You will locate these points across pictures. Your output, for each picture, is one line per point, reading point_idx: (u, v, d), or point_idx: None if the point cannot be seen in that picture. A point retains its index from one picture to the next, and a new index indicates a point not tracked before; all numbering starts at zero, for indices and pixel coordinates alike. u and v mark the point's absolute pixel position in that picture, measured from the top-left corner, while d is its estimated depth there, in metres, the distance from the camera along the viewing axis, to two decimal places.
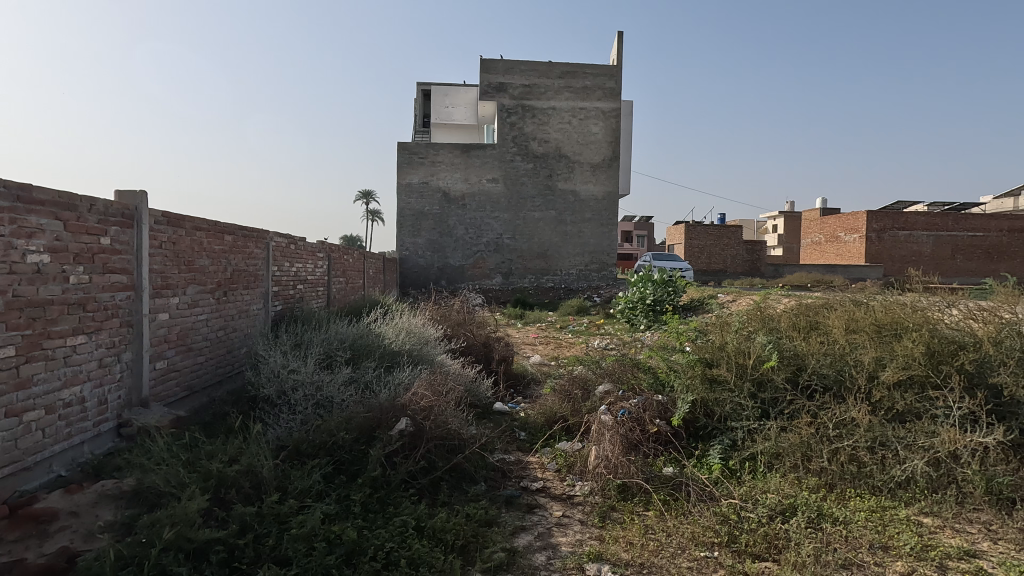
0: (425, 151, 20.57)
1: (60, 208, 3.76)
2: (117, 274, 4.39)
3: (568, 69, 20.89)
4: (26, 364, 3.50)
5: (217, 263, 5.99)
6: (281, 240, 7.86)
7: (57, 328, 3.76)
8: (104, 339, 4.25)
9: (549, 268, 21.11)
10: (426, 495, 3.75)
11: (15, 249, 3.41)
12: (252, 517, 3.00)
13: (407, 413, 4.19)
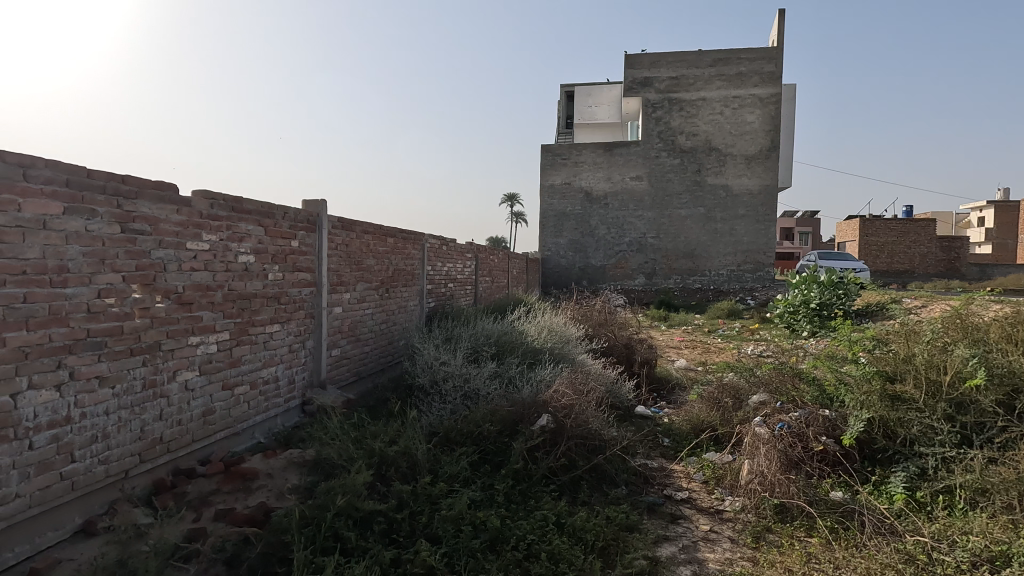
0: (568, 152, 20.80)
1: (262, 216, 4.45)
2: (303, 272, 5.07)
3: (721, 56, 19.57)
4: (237, 346, 4.22)
5: (381, 262, 6.65)
6: (435, 241, 8.49)
7: (259, 317, 4.47)
8: (293, 327, 4.95)
9: (697, 268, 19.99)
10: (566, 493, 3.77)
11: (230, 251, 4.13)
12: (408, 495, 3.27)
13: (548, 409, 4.25)
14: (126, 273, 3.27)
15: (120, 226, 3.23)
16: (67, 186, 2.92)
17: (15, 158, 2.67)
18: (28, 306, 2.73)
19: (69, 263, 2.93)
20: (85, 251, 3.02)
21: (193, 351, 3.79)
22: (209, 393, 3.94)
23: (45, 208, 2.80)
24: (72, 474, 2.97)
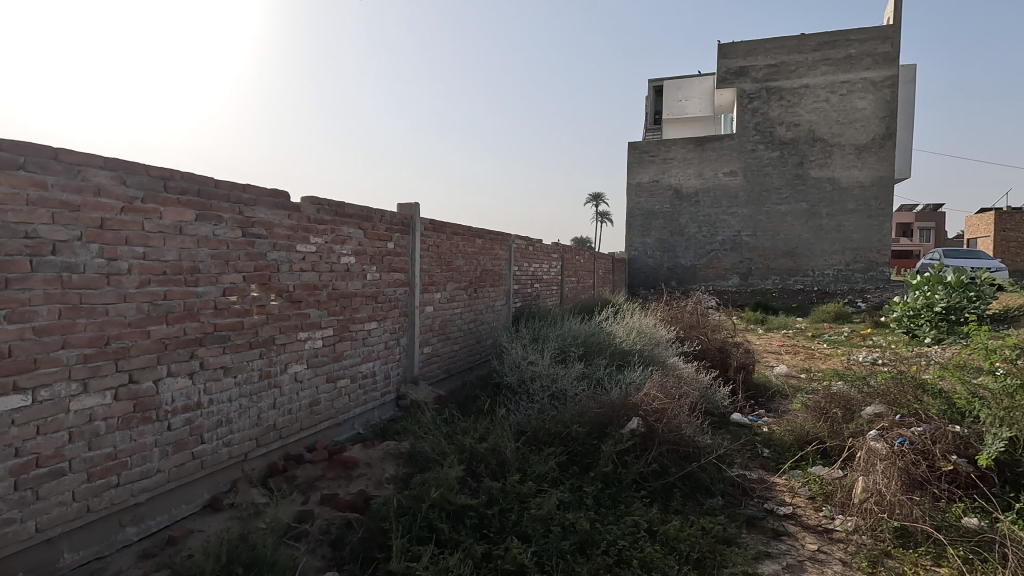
0: (656, 148, 20.14)
1: (362, 220, 4.72)
2: (398, 272, 5.31)
3: (827, 38, 18.13)
4: (339, 342, 4.50)
5: (470, 263, 6.81)
6: (521, 242, 8.57)
7: (359, 315, 4.74)
8: (389, 325, 5.19)
9: (798, 268, 18.67)
10: (658, 500, 3.65)
11: (333, 253, 4.41)
12: (498, 491, 3.32)
13: (639, 413, 4.14)
14: (246, 273, 3.59)
15: (241, 231, 3.55)
16: (198, 195, 3.25)
17: (158, 172, 3.01)
18: (168, 303, 3.08)
19: (199, 264, 3.27)
20: (212, 254, 3.35)
21: (301, 345, 4.09)
22: (315, 385, 4.24)
23: (181, 215, 3.14)
24: (201, 454, 3.30)
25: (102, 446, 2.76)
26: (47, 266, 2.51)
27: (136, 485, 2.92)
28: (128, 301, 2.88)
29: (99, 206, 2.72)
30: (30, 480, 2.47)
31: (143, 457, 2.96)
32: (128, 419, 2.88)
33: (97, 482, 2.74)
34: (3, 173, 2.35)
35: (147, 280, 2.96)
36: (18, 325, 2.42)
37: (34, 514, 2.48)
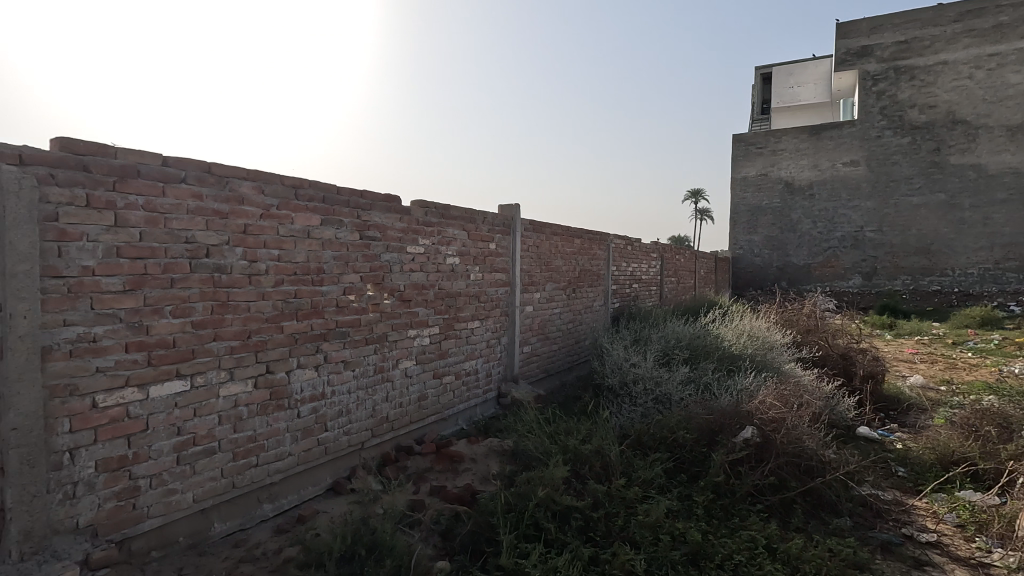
0: (765, 141, 19.08)
1: (466, 222, 4.86)
2: (499, 272, 5.42)
3: (971, 6, 16.02)
4: (445, 339, 4.67)
5: (569, 263, 6.79)
6: (620, 241, 8.41)
7: (463, 314, 4.89)
8: (490, 324, 5.31)
9: (934, 267, 16.66)
10: (776, 516, 3.41)
11: (440, 254, 4.58)
12: (603, 494, 3.27)
13: (753, 421, 3.90)
14: (363, 274, 3.83)
15: (359, 234, 3.80)
16: (323, 201, 3.52)
17: (290, 181, 3.30)
18: (297, 301, 3.37)
19: (324, 266, 3.54)
20: (335, 255, 3.61)
21: (411, 342, 4.29)
22: (423, 380, 4.43)
23: (308, 220, 3.42)
24: (325, 441, 3.57)
25: (244, 429, 3.07)
26: (202, 267, 2.84)
27: (271, 466, 3.22)
28: (266, 299, 3.17)
29: (242, 213, 3.03)
30: (189, 456, 2.80)
31: (277, 440, 3.26)
32: (265, 405, 3.18)
33: (240, 461, 3.06)
34: (170, 186, 2.68)
35: (280, 280, 3.25)
36: (180, 319, 2.75)
37: (192, 486, 2.82)
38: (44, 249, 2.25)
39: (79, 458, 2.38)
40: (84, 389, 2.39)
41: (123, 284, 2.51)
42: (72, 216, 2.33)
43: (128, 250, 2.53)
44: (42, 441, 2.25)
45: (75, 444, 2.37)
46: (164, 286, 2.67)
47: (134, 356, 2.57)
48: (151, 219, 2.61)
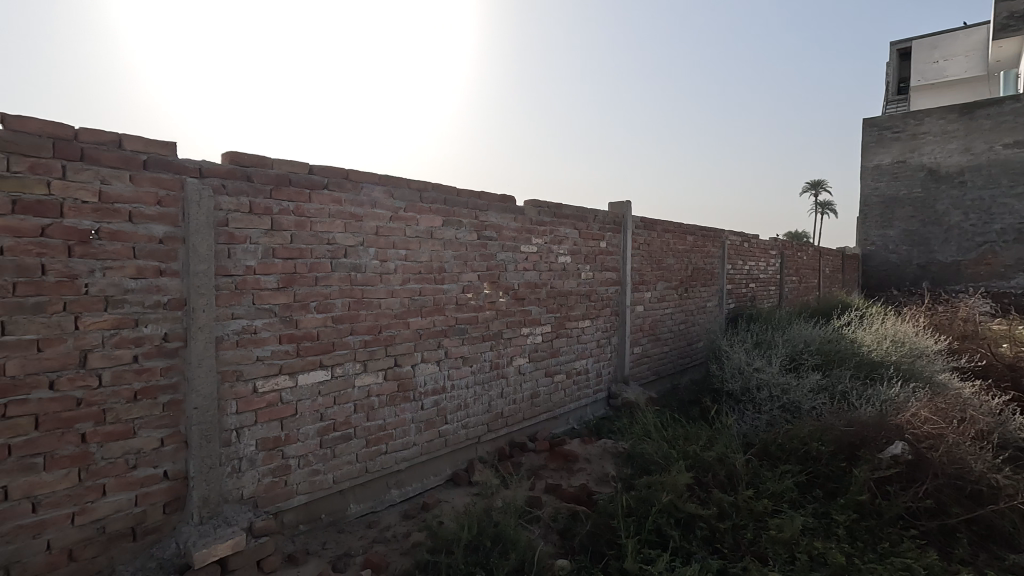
0: (903, 124, 17.12)
1: (578, 220, 4.84)
2: (610, 271, 5.33)
3: None
4: (556, 338, 4.68)
5: (681, 262, 6.53)
6: (736, 239, 7.94)
7: (574, 314, 4.87)
8: (601, 324, 5.24)
9: None
10: (935, 544, 3.03)
11: (552, 253, 4.60)
12: (729, 505, 3.09)
13: (903, 437, 3.50)
14: (480, 272, 3.94)
15: (477, 234, 3.91)
16: (445, 203, 3.66)
17: (416, 185, 3.46)
18: (422, 299, 3.53)
19: (445, 265, 3.68)
20: (455, 255, 3.75)
21: (524, 340, 4.35)
22: (535, 379, 4.48)
23: (432, 222, 3.58)
24: (445, 433, 3.73)
25: (376, 418, 3.28)
26: (341, 267, 3.07)
27: (398, 454, 3.42)
28: (394, 296, 3.37)
29: (375, 216, 3.23)
30: (330, 440, 3.05)
31: (404, 430, 3.45)
32: (393, 396, 3.38)
33: (372, 447, 3.27)
34: (315, 193, 2.93)
35: (407, 278, 3.43)
36: (323, 314, 2.99)
37: (332, 468, 3.06)
38: (218, 251, 2.55)
39: (243, 437, 2.67)
40: (248, 375, 2.68)
41: (278, 282, 2.78)
42: (239, 222, 2.62)
43: (282, 251, 2.80)
44: (216, 420, 2.56)
45: (241, 423, 2.66)
46: (311, 284, 2.93)
47: (286, 347, 2.84)
48: (300, 223, 2.86)
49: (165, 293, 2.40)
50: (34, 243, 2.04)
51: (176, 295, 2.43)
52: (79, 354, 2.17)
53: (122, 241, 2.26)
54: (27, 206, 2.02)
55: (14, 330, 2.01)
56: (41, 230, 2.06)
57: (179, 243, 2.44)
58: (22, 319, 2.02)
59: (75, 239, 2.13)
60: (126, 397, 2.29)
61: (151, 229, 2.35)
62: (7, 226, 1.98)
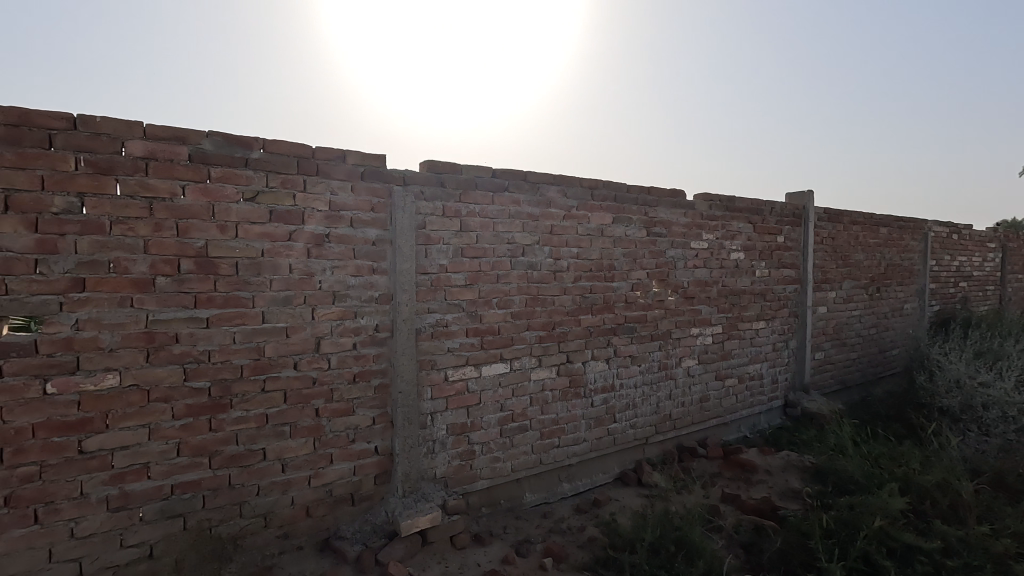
0: None
1: (752, 213, 4.50)
2: (788, 269, 4.87)
3: None
4: (728, 340, 4.41)
5: (872, 257, 5.75)
6: (943, 230, 6.78)
7: (747, 314, 4.54)
8: (777, 326, 4.82)
9: None
10: None
11: (724, 249, 4.34)
12: (958, 540, 2.65)
13: None
14: (649, 270, 3.84)
15: (647, 231, 3.82)
16: (615, 200, 3.63)
17: (588, 183, 3.48)
18: (592, 296, 3.54)
19: (615, 263, 3.65)
20: (625, 253, 3.70)
21: (694, 341, 4.16)
22: (705, 381, 4.26)
23: (602, 219, 3.57)
24: (614, 431, 3.71)
25: (549, 412, 3.37)
26: (519, 265, 3.19)
27: (570, 448, 3.48)
28: (567, 293, 3.42)
29: (550, 215, 3.31)
30: (508, 430, 3.20)
31: (574, 425, 3.50)
32: (565, 392, 3.44)
33: (546, 440, 3.37)
34: (497, 195, 3.08)
35: (578, 276, 3.46)
36: (503, 310, 3.14)
37: (510, 457, 3.21)
38: (418, 251, 2.81)
39: (436, 421, 2.92)
40: (440, 364, 2.92)
41: (465, 279, 2.98)
42: (434, 224, 2.86)
43: (469, 250, 2.99)
44: (415, 404, 2.83)
45: (434, 408, 2.91)
46: (493, 281, 3.09)
47: (472, 340, 3.03)
48: (484, 224, 3.03)
49: (376, 289, 2.70)
50: (284, 246, 2.43)
51: (385, 291, 2.73)
52: (315, 340, 2.53)
53: (345, 244, 2.59)
54: (279, 216, 2.41)
55: (270, 319, 2.41)
56: (289, 235, 2.44)
57: (387, 244, 2.73)
58: (276, 310, 2.42)
59: (312, 242, 2.50)
60: (347, 379, 2.63)
61: (366, 233, 2.66)
62: (266, 232, 2.38)
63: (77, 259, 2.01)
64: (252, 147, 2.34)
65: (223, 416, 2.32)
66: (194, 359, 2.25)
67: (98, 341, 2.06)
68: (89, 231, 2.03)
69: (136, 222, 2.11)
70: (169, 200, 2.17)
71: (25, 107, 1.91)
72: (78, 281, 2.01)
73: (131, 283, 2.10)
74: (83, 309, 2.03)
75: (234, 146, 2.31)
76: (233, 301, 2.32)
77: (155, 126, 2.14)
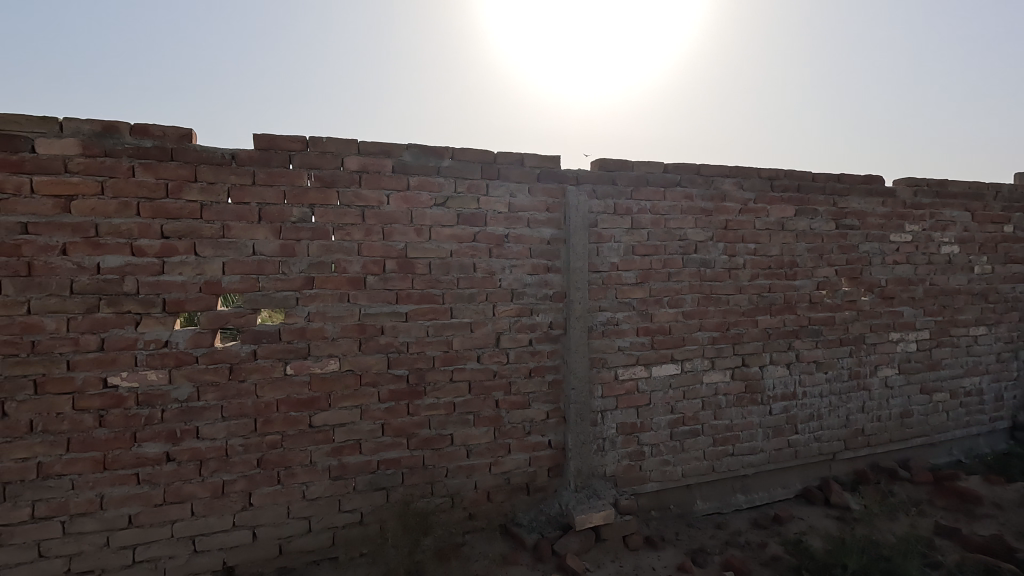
0: None
1: (971, 199, 3.82)
2: (1018, 264, 4.06)
3: None
4: (936, 347, 3.80)
5: None
6: None
7: (963, 317, 3.87)
8: (1003, 332, 4.04)
9: None
10: None
11: (932, 242, 3.74)
12: None
13: None
14: (839, 267, 3.45)
15: (835, 223, 3.44)
16: (798, 190, 3.32)
17: (767, 173, 3.22)
18: (772, 295, 3.27)
19: (798, 259, 3.34)
20: (809, 247, 3.36)
21: (893, 347, 3.65)
22: (907, 394, 3.72)
23: (784, 212, 3.28)
24: (796, 443, 3.39)
25: (723, 417, 3.19)
26: (692, 262, 3.06)
27: (746, 458, 3.26)
28: (743, 292, 3.20)
29: (725, 210, 3.13)
30: (680, 433, 3.09)
31: (751, 434, 3.27)
32: (741, 397, 3.22)
33: (719, 447, 3.19)
34: (669, 190, 2.99)
35: (756, 274, 3.22)
36: (675, 309, 3.03)
37: (681, 461, 3.10)
38: (590, 249, 2.83)
39: (607, 419, 2.92)
40: (611, 363, 2.91)
41: (636, 277, 2.94)
42: (606, 222, 2.86)
43: (640, 248, 2.94)
44: (587, 401, 2.85)
45: (605, 406, 2.91)
46: (664, 279, 3.00)
47: (642, 339, 2.97)
48: (655, 220, 2.96)
49: (550, 287, 2.78)
50: (469, 247, 2.60)
51: (558, 289, 2.79)
52: (495, 335, 2.68)
53: (522, 243, 2.71)
54: (465, 218, 2.59)
55: (457, 314, 2.60)
56: (473, 236, 2.61)
57: (561, 243, 2.78)
58: (462, 306, 2.61)
59: (494, 242, 2.65)
60: (524, 373, 2.75)
61: (542, 232, 2.74)
62: (454, 234, 2.57)
63: (309, 260, 2.35)
64: (443, 156, 2.53)
65: (418, 402, 2.55)
66: (395, 350, 2.50)
67: (323, 331, 2.39)
68: (317, 237, 2.35)
69: (352, 227, 2.40)
70: (377, 207, 2.44)
71: (273, 134, 2.28)
72: (309, 280, 2.35)
73: (347, 281, 2.41)
74: (313, 303, 2.37)
75: (428, 156, 2.52)
76: (427, 298, 2.54)
77: (366, 143, 2.43)
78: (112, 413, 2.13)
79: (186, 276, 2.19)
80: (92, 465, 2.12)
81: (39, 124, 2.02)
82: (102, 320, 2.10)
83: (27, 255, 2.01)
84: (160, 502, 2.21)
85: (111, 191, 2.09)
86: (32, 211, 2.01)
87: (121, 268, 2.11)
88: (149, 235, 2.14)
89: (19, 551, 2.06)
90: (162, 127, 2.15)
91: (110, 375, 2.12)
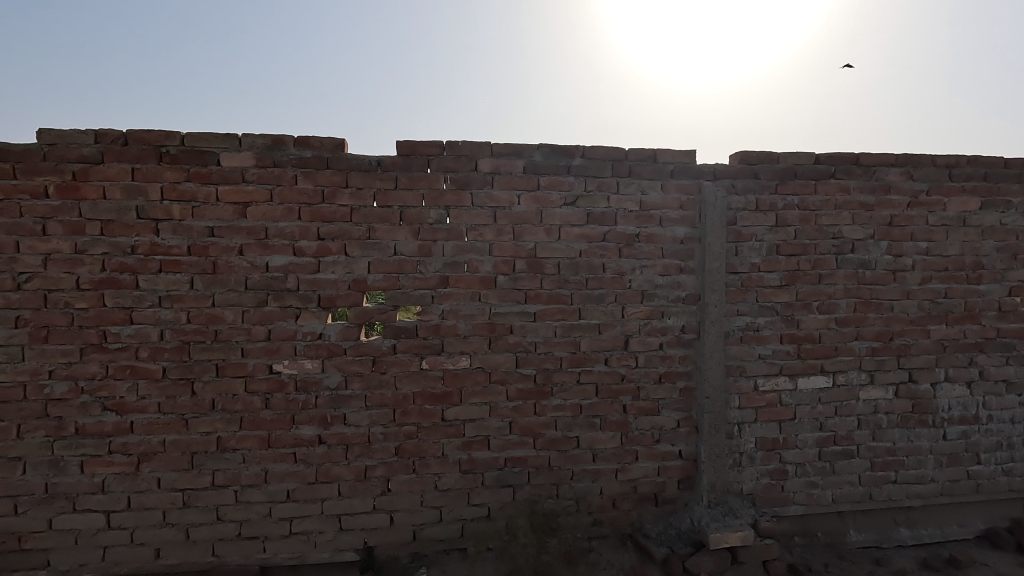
0: None
1: None
2: None
3: None
4: None
5: None
6: None
7: None
8: None
9: None
10: None
11: None
12: None
13: None
14: None
15: None
16: (985, 179, 2.84)
17: (945, 159, 2.79)
18: (949, 301, 2.82)
19: (983, 259, 2.85)
20: (999, 246, 2.86)
21: None
22: None
23: (965, 205, 2.82)
24: (978, 475, 2.90)
25: (884, 438, 2.81)
26: (847, 262, 2.74)
27: (912, 488, 2.85)
28: (912, 297, 2.79)
29: (889, 204, 2.76)
30: (830, 453, 2.77)
31: (919, 460, 2.85)
32: (906, 418, 2.82)
33: (878, 472, 2.82)
34: (821, 183, 2.71)
35: (928, 276, 2.81)
36: (826, 315, 2.73)
37: (832, 485, 2.78)
38: (728, 248, 2.64)
39: (745, 432, 2.70)
40: (751, 372, 2.69)
41: (781, 279, 2.69)
42: (747, 219, 2.66)
43: (787, 247, 2.68)
44: (723, 412, 2.66)
45: (743, 419, 2.70)
46: (814, 282, 2.71)
47: (787, 347, 2.71)
48: (805, 217, 2.69)
49: (684, 289, 2.64)
50: (598, 246, 2.54)
51: (692, 290, 2.64)
52: (624, 338, 2.60)
53: (654, 242, 2.60)
54: (596, 217, 2.54)
55: (586, 315, 2.56)
56: (603, 235, 2.55)
57: (696, 243, 2.63)
58: (591, 307, 2.56)
59: (624, 242, 2.57)
60: (654, 378, 2.63)
61: (674, 231, 2.61)
62: (584, 233, 2.53)
63: (443, 260, 2.45)
64: (574, 155, 2.51)
65: (545, 402, 2.55)
66: (524, 349, 2.52)
67: (456, 329, 2.47)
68: (452, 237, 2.44)
69: (484, 228, 2.46)
70: (508, 208, 2.47)
71: (414, 140, 2.41)
72: (444, 278, 2.45)
73: (479, 280, 2.47)
74: (447, 302, 2.46)
75: (559, 156, 2.51)
76: (556, 298, 2.53)
77: (499, 145, 2.47)
78: (275, 396, 2.38)
79: (338, 275, 2.38)
80: (259, 443, 2.38)
81: (223, 140, 2.30)
82: (269, 313, 2.35)
83: (213, 255, 2.30)
84: (312, 480, 2.42)
85: (278, 198, 2.33)
86: (217, 216, 2.30)
87: (285, 266, 2.34)
88: (308, 237, 2.35)
89: (202, 512, 2.37)
90: (320, 138, 2.35)
91: (275, 362, 2.37)
